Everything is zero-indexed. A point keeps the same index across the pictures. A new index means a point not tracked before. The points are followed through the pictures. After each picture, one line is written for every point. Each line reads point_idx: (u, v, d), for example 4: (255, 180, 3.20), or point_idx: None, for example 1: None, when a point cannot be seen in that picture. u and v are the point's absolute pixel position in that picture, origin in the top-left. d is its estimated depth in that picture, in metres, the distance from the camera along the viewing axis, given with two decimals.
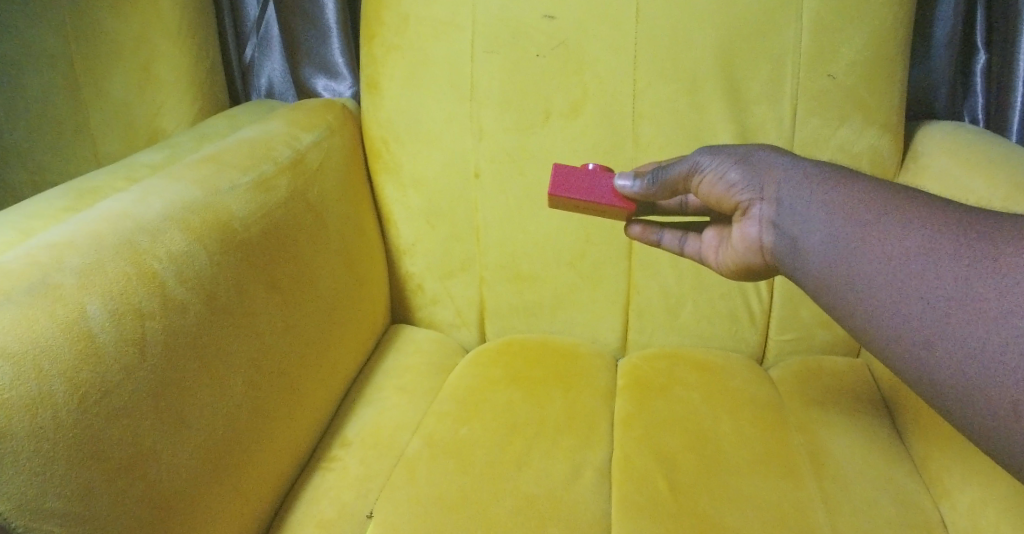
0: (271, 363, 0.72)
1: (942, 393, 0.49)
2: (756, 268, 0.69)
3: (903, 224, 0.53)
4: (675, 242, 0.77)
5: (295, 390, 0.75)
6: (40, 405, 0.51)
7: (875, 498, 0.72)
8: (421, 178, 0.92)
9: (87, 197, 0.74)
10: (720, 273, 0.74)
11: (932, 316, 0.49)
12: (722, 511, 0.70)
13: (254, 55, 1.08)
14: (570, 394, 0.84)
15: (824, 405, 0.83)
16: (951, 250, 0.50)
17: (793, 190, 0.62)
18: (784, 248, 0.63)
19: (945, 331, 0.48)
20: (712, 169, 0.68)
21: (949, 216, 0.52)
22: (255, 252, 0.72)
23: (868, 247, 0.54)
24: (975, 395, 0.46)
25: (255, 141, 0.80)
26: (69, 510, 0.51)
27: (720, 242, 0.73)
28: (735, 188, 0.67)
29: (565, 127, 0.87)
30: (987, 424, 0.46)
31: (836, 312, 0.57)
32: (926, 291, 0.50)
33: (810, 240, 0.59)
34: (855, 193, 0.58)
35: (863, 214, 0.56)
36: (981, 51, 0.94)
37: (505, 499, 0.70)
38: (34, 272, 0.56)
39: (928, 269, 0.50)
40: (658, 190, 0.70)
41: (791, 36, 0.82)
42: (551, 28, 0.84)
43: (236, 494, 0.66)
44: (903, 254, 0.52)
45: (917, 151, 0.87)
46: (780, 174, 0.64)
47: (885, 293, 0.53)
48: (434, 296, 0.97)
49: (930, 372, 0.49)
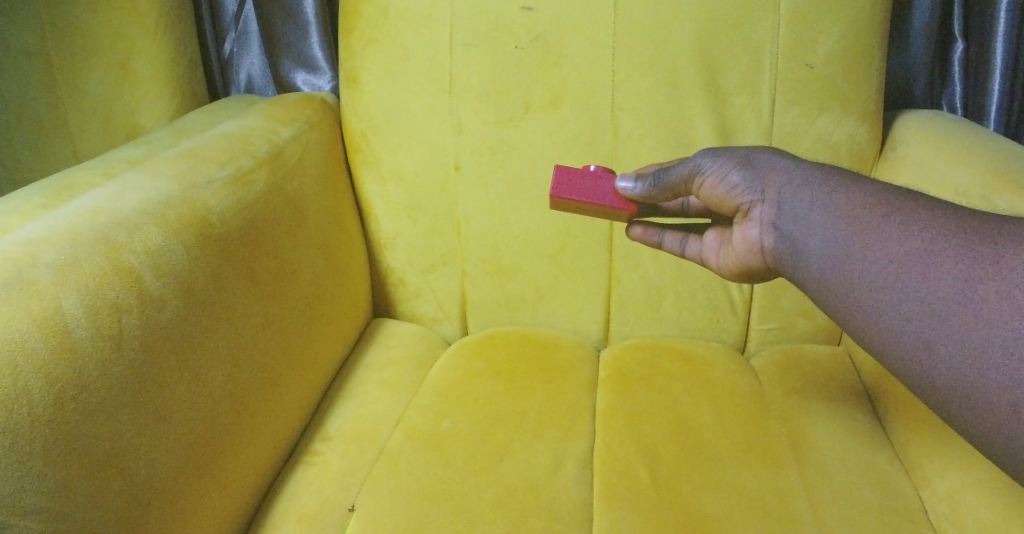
0: (253, 365, 0.72)
1: (940, 393, 0.49)
2: (756, 270, 0.69)
3: (903, 226, 0.54)
4: (676, 244, 0.77)
5: (277, 390, 0.75)
6: (16, 400, 0.50)
7: (855, 484, 0.72)
8: (401, 172, 0.92)
9: (65, 193, 0.74)
10: (721, 275, 0.74)
11: (930, 317, 0.49)
12: (702, 498, 0.70)
13: (233, 50, 1.07)
14: (552, 385, 0.84)
15: (806, 393, 0.83)
16: (950, 253, 0.50)
17: (795, 192, 0.62)
18: (784, 250, 0.63)
19: (944, 332, 0.49)
20: (714, 171, 0.68)
21: (948, 218, 0.52)
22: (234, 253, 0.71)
23: (867, 248, 0.55)
24: (974, 396, 0.47)
25: (234, 136, 0.80)
26: (47, 507, 0.51)
27: (721, 245, 0.73)
28: (736, 190, 0.67)
29: (545, 119, 0.87)
30: (988, 427, 0.46)
31: (835, 312, 0.57)
32: (925, 292, 0.50)
33: (811, 242, 0.59)
34: (855, 194, 0.58)
35: (864, 215, 0.56)
36: (959, 41, 0.95)
37: (487, 490, 0.71)
38: (9, 269, 0.55)
39: (928, 271, 0.50)
40: (660, 192, 0.71)
41: (768, 26, 0.82)
42: (529, 21, 0.84)
43: (219, 495, 0.66)
44: (904, 255, 0.52)
45: (895, 140, 0.87)
46: (781, 176, 0.64)
47: (884, 295, 0.53)
48: (415, 290, 0.97)
49: (928, 373, 0.49)
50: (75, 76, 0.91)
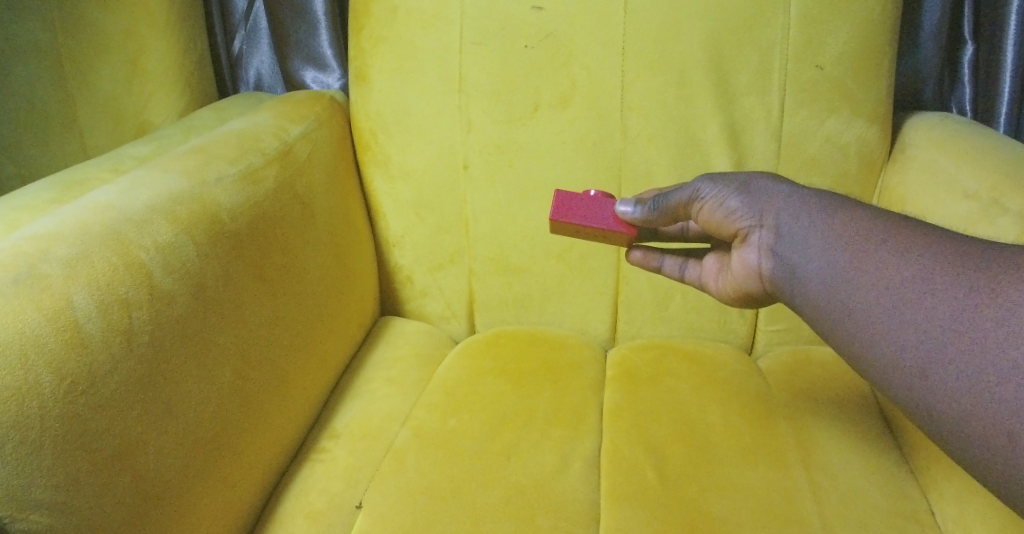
0: (263, 379, 0.72)
1: (936, 419, 0.49)
2: (755, 295, 0.69)
3: (902, 253, 0.54)
4: (676, 269, 0.77)
5: (285, 400, 0.75)
6: (27, 395, 0.50)
7: (863, 485, 0.72)
8: (410, 170, 0.92)
9: (73, 189, 0.74)
10: (719, 299, 0.74)
11: (928, 344, 0.49)
12: (711, 499, 0.70)
13: (242, 48, 1.08)
14: (559, 384, 0.84)
15: (813, 395, 0.83)
16: (947, 281, 0.50)
17: (793, 218, 0.62)
18: (783, 276, 0.63)
19: (941, 360, 0.48)
20: (713, 197, 0.68)
21: (946, 246, 0.52)
22: (246, 264, 0.71)
23: (866, 275, 0.55)
24: (970, 422, 0.46)
25: (242, 133, 0.80)
26: (56, 501, 0.51)
27: (721, 269, 0.73)
28: (734, 215, 0.67)
29: (554, 118, 0.87)
30: (985, 456, 0.46)
31: (833, 338, 0.57)
32: (922, 319, 0.50)
33: (809, 268, 0.59)
34: (853, 221, 0.59)
35: (861, 241, 0.57)
36: (969, 43, 0.95)
37: (494, 489, 0.71)
38: (20, 264, 0.55)
39: (925, 300, 0.50)
40: (659, 216, 0.70)
41: (779, 27, 0.82)
42: (539, 20, 0.84)
43: (224, 506, 0.66)
44: (903, 282, 0.52)
45: (905, 142, 0.87)
46: (780, 203, 0.64)
47: (882, 322, 0.53)
48: (423, 288, 0.97)
49: (926, 401, 0.49)
50: (84, 72, 0.92)
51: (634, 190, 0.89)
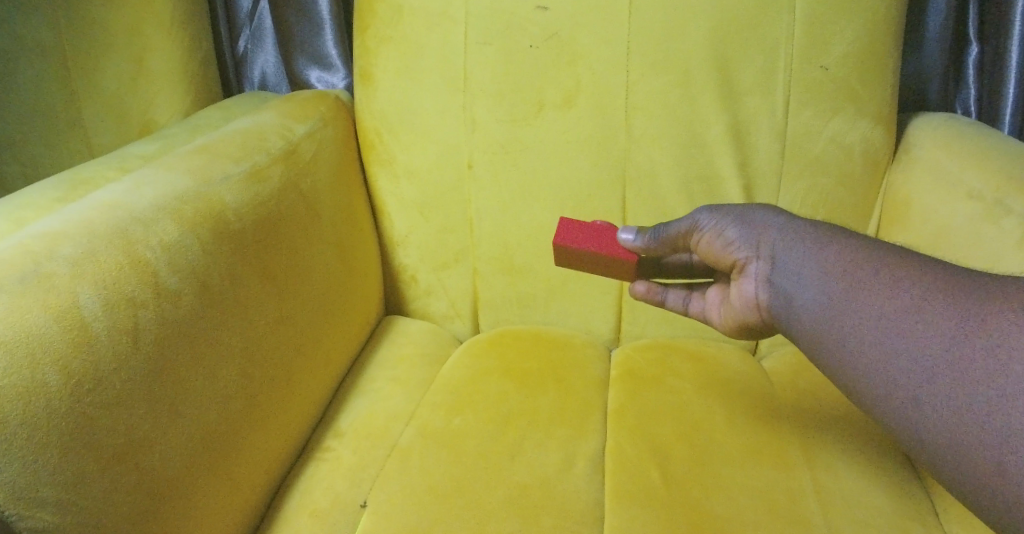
0: (268, 388, 0.72)
1: (928, 446, 0.49)
2: (755, 325, 0.68)
3: (894, 283, 0.54)
4: (680, 302, 0.77)
5: (289, 406, 0.75)
6: (32, 393, 0.51)
7: (867, 484, 0.72)
8: (415, 169, 0.92)
9: (79, 188, 0.74)
10: (722, 330, 0.74)
11: (918, 375, 0.50)
12: (715, 498, 0.70)
13: (247, 47, 1.08)
14: (563, 384, 0.84)
15: (817, 394, 0.83)
16: (939, 311, 0.50)
17: (789, 247, 0.62)
18: (780, 307, 0.62)
19: (932, 391, 0.49)
20: (711, 228, 0.68)
21: (936, 276, 0.52)
22: (251, 273, 0.71)
23: (859, 305, 0.55)
24: (961, 450, 0.47)
25: (248, 133, 0.80)
26: (63, 500, 0.51)
27: (723, 300, 0.73)
28: (732, 246, 0.67)
29: (559, 118, 0.87)
30: (975, 487, 0.47)
31: (827, 367, 0.57)
32: (914, 349, 0.50)
33: (804, 298, 0.59)
34: (846, 250, 0.59)
35: (855, 270, 0.57)
36: (975, 44, 0.94)
37: (498, 489, 0.71)
38: (26, 262, 0.55)
39: (916, 326, 0.51)
40: (660, 245, 0.72)
41: (783, 27, 0.82)
42: (544, 19, 0.84)
43: (228, 512, 0.65)
44: (894, 312, 0.53)
45: (910, 143, 0.87)
46: (776, 233, 0.64)
47: (874, 348, 0.53)
48: (427, 287, 0.97)
49: (919, 430, 0.50)
50: (89, 71, 0.92)
51: (639, 190, 0.89)
